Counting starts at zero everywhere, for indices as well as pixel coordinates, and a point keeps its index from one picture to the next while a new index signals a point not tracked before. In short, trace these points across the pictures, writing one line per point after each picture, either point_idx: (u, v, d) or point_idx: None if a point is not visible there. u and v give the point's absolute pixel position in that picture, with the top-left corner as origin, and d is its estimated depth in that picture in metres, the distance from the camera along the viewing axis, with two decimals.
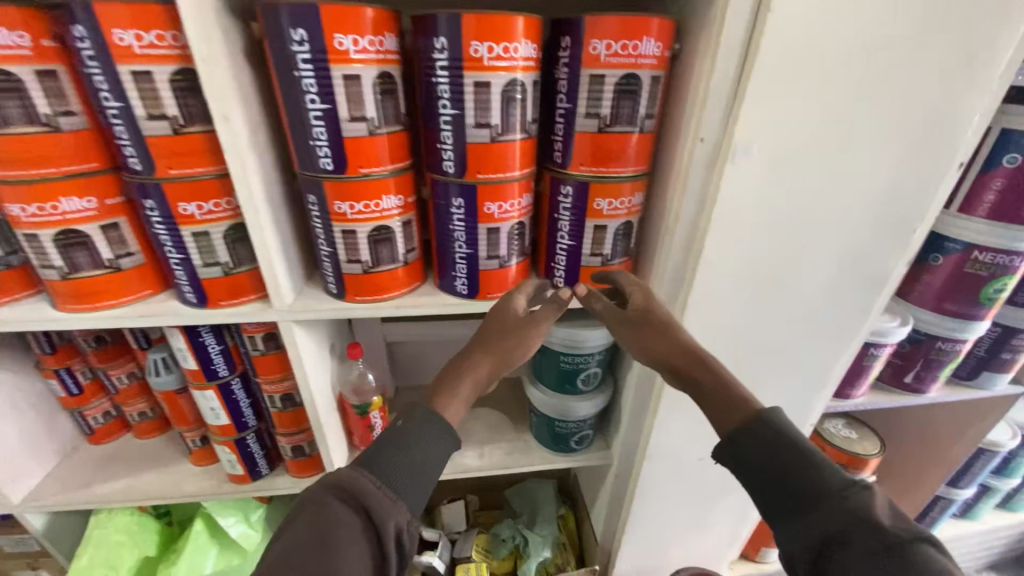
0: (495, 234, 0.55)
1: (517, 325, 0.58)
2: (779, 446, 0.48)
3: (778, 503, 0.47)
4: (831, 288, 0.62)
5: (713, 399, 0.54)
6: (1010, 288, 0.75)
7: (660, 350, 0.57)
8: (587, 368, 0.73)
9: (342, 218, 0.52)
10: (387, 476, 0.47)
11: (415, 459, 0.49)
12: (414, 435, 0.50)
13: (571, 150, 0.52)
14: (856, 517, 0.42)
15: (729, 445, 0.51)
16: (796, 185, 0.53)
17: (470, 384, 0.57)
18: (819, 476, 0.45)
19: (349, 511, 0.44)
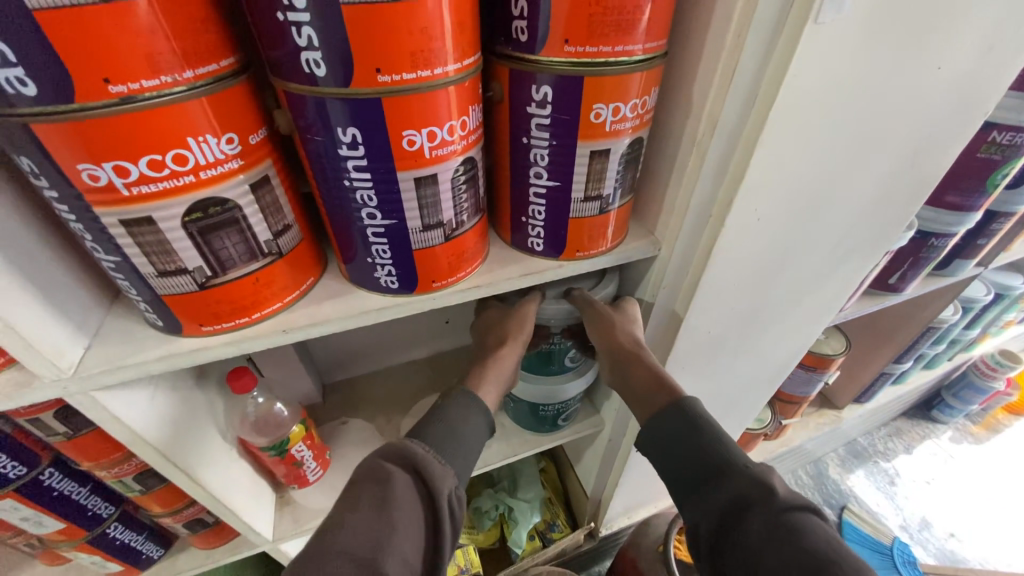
0: (431, 185, 0.31)
1: (502, 317, 0.53)
2: (688, 426, 0.44)
3: (683, 480, 0.43)
4: (875, 203, 0.48)
5: (636, 386, 0.49)
6: (1012, 173, 0.65)
7: (605, 346, 0.50)
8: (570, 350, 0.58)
9: (113, 197, 0.25)
10: (435, 443, 0.43)
11: (458, 431, 0.46)
12: (452, 408, 0.47)
13: (542, 16, 0.29)
14: (755, 490, 0.39)
15: (645, 430, 0.46)
16: (883, 54, 0.34)
17: (498, 369, 0.52)
18: (725, 450, 0.42)
19: (402, 472, 0.40)
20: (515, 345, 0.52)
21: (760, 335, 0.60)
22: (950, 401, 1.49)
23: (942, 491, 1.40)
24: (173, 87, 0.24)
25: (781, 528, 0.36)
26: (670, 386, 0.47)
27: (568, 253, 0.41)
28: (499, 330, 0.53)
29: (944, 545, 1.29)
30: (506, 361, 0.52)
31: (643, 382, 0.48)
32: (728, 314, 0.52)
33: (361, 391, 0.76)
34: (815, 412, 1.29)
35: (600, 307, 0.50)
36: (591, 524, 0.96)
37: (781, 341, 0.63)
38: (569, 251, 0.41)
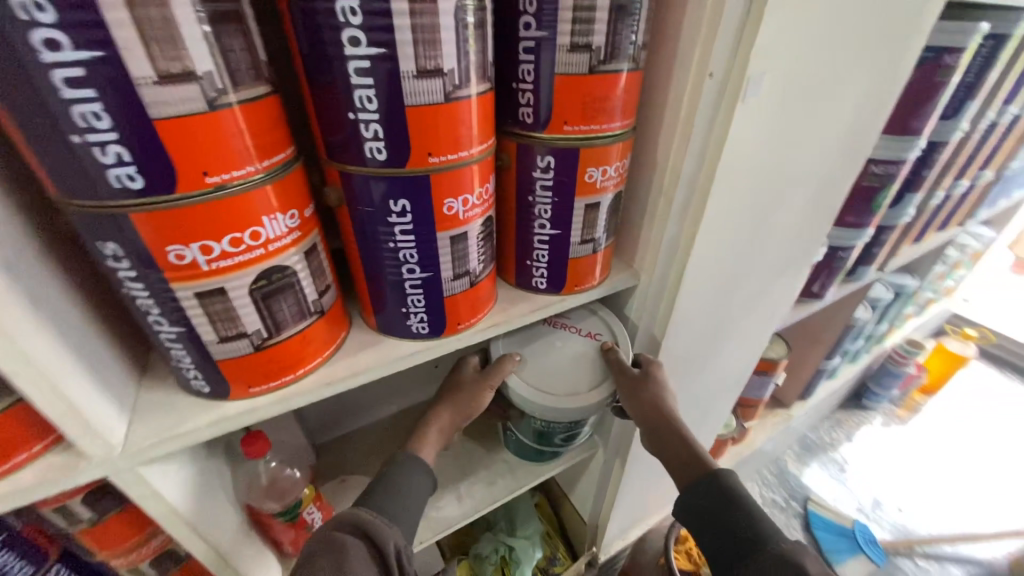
0: (462, 242, 0.37)
1: (472, 382, 0.55)
2: (716, 495, 0.50)
3: (722, 552, 0.48)
4: (797, 227, 0.59)
5: (670, 453, 0.55)
6: (889, 195, 0.82)
7: (634, 407, 0.54)
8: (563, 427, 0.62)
9: (194, 273, 0.28)
10: (379, 508, 0.45)
11: (401, 494, 0.48)
12: (397, 472, 0.49)
13: (546, 104, 0.36)
14: (780, 566, 0.43)
15: (681, 504, 0.52)
16: (792, 119, 0.45)
17: (435, 435, 0.54)
18: (753, 523, 0.47)
19: (354, 539, 0.42)
20: (455, 409, 0.55)
21: (725, 345, 0.69)
22: (875, 390, 1.70)
23: (884, 472, 1.56)
24: (255, 175, 0.28)
25: None
26: (701, 458, 0.53)
27: (567, 289, 0.47)
28: (461, 398, 0.55)
29: (895, 520, 1.42)
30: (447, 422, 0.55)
31: (676, 449, 0.54)
32: (698, 329, 0.61)
33: (355, 447, 0.75)
34: (769, 414, 1.42)
35: (631, 373, 0.54)
36: (591, 552, 0.98)
37: (741, 349, 0.73)
38: (568, 286, 0.47)
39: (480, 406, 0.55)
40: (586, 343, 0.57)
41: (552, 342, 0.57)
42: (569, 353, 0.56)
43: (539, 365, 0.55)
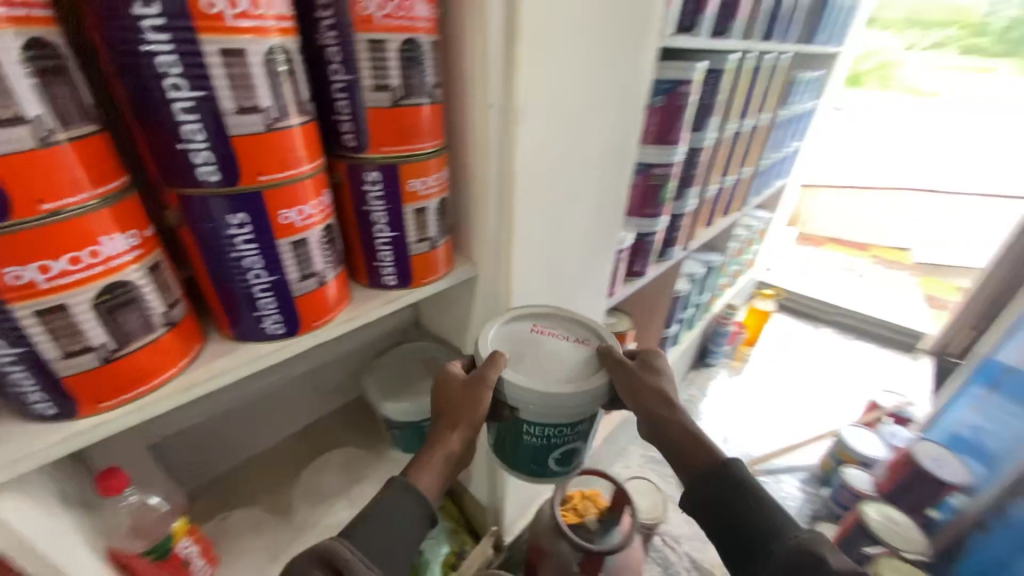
0: (304, 247, 0.43)
1: (465, 391, 0.55)
2: (730, 488, 0.55)
3: (736, 545, 0.54)
4: (591, 215, 0.79)
5: (676, 447, 0.60)
6: (671, 189, 1.08)
7: (633, 396, 0.59)
8: (562, 446, 0.59)
9: (30, 292, 0.31)
10: (363, 543, 0.45)
11: (390, 527, 0.47)
12: (387, 501, 0.49)
13: (364, 131, 0.45)
14: (800, 559, 0.49)
15: (690, 496, 0.58)
16: (564, 137, 0.63)
17: (443, 457, 0.54)
18: (759, 529, 0.52)
19: (328, 573, 0.42)
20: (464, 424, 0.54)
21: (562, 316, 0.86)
22: (712, 348, 2.10)
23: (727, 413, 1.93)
24: (89, 201, 0.32)
25: None
26: (708, 452, 0.58)
27: (415, 282, 0.56)
28: (462, 410, 0.55)
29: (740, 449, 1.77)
30: (454, 446, 0.54)
31: (682, 441, 0.60)
32: (535, 303, 0.76)
33: (238, 483, 0.74)
34: None
35: (626, 366, 0.59)
36: (496, 534, 1.06)
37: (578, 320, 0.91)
38: (416, 279, 0.56)
39: (480, 415, 0.55)
40: (574, 347, 0.61)
41: (537, 340, 0.61)
42: (557, 351, 0.60)
43: (534, 367, 0.57)
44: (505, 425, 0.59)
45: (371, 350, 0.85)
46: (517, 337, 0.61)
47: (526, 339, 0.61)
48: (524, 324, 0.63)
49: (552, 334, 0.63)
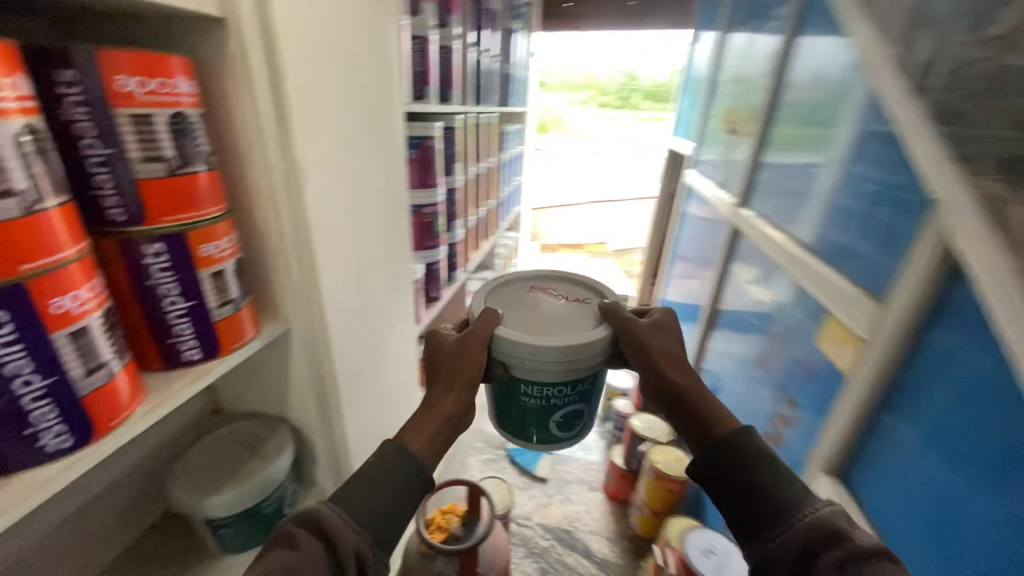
0: (87, 336, 0.38)
1: (460, 349, 0.64)
2: (743, 460, 0.60)
3: (745, 514, 0.58)
4: (385, 253, 0.89)
5: (688, 417, 0.66)
6: (441, 223, 1.27)
7: (632, 351, 0.68)
8: (557, 406, 0.69)
9: None
10: (350, 508, 0.53)
11: (379, 489, 0.55)
12: (375, 467, 0.56)
13: (137, 203, 0.44)
14: (819, 532, 0.52)
15: (698, 466, 0.63)
16: (346, 190, 0.71)
17: (437, 421, 0.61)
18: (769, 488, 0.57)
19: (316, 534, 0.50)
20: (461, 378, 0.63)
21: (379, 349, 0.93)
22: None
23: None
24: None
25: (847, 566, 0.48)
26: (724, 425, 0.64)
27: (224, 349, 0.55)
28: (459, 366, 0.63)
29: None
30: (448, 408, 0.62)
31: (696, 411, 0.66)
32: (354, 342, 0.80)
33: None
34: None
35: (628, 323, 0.68)
36: None
37: (392, 349, 0.99)
38: (224, 347, 0.55)
39: (475, 372, 0.64)
40: (569, 305, 0.73)
41: (530, 300, 0.73)
42: (550, 308, 0.71)
43: (523, 327, 0.67)
44: (502, 382, 0.69)
45: (169, 452, 0.75)
46: (513, 299, 0.73)
47: (519, 301, 0.73)
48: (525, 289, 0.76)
49: (553, 292, 0.75)
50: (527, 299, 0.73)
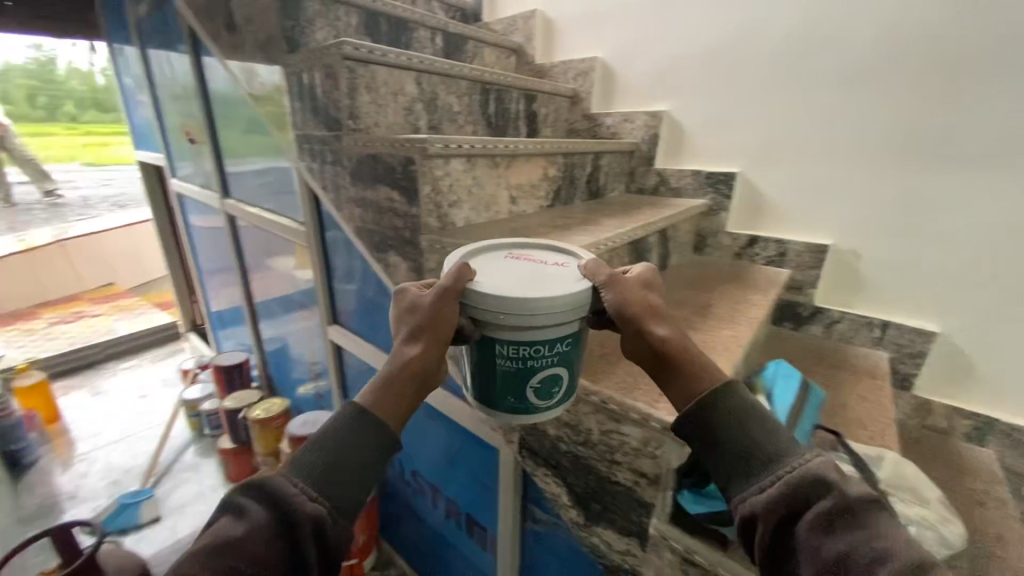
0: None
1: (431, 306, 0.55)
2: (730, 415, 0.51)
3: (731, 466, 0.49)
4: None
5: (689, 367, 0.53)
6: None
7: (624, 306, 0.55)
8: (532, 371, 0.58)
9: None
10: (307, 475, 0.48)
11: (336, 453, 0.51)
12: (336, 430, 0.53)
13: None
14: (812, 486, 0.44)
15: (691, 420, 0.52)
16: None
17: (398, 391, 0.55)
18: (756, 445, 0.48)
19: (267, 510, 0.45)
20: (426, 335, 0.56)
21: None
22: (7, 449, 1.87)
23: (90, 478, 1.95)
24: None
25: (840, 522, 0.41)
26: (719, 382, 0.53)
27: None
28: (423, 324, 0.56)
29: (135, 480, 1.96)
30: (415, 367, 0.56)
31: (701, 366, 0.54)
32: None
33: None
34: None
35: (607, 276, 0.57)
36: None
37: None
38: None
39: (443, 329, 0.55)
40: (553, 266, 0.63)
41: (508, 260, 0.64)
42: (521, 269, 0.61)
43: (490, 281, 0.57)
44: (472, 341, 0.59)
45: None
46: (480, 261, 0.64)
47: (488, 261, 0.63)
48: (501, 250, 0.68)
49: (525, 256, 0.66)
50: (502, 261, 0.64)
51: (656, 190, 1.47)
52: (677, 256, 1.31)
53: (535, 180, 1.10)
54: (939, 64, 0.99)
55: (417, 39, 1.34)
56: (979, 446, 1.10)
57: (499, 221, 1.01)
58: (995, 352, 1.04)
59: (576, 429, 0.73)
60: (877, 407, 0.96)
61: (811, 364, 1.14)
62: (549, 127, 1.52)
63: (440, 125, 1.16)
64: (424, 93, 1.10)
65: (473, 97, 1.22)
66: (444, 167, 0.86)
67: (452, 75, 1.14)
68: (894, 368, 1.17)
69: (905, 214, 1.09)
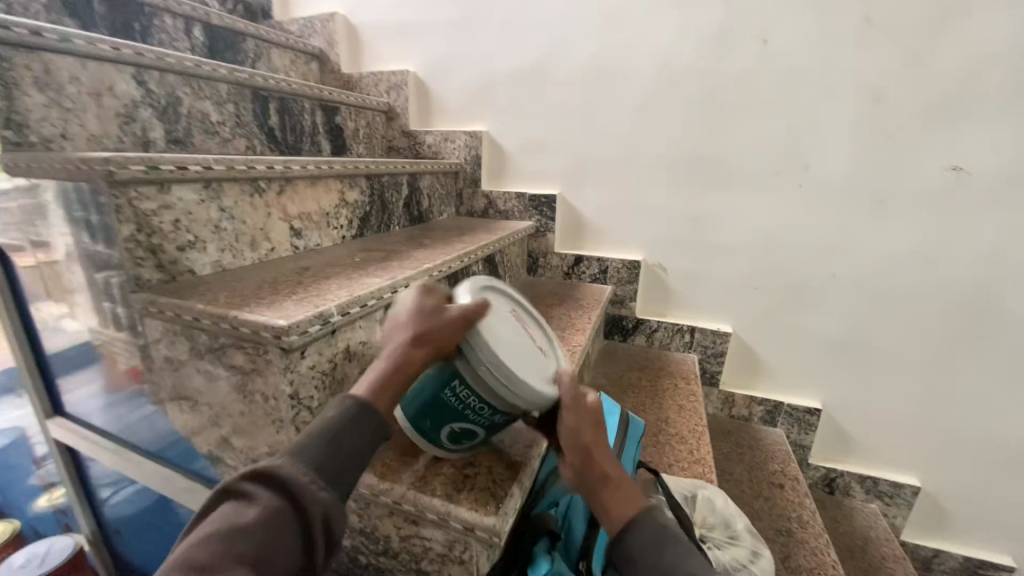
0: None
1: (449, 327, 0.49)
2: (652, 539, 0.47)
3: None
4: None
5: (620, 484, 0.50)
6: None
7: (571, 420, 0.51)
8: (466, 421, 0.51)
9: None
10: (315, 464, 0.42)
11: (343, 443, 0.45)
12: (345, 419, 0.46)
13: None
14: None
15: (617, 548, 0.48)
16: None
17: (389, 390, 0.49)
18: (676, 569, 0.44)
19: (277, 500, 0.39)
20: (426, 344, 0.49)
21: None
22: None
23: None
24: None
25: None
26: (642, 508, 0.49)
27: None
28: (432, 330, 0.49)
29: None
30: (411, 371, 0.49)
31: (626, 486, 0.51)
32: None
33: None
34: None
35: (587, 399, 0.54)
36: None
37: None
38: None
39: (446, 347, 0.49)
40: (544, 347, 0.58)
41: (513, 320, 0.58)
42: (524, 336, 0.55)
43: (505, 341, 0.51)
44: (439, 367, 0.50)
45: None
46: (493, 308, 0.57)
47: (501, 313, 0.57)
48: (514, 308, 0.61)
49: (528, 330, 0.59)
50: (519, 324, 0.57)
51: (486, 212, 1.40)
52: (510, 282, 1.25)
53: (327, 207, 0.90)
54: (713, 95, 1.12)
55: (161, 30, 1.03)
56: (768, 426, 1.27)
57: (273, 263, 0.78)
58: (768, 342, 1.22)
59: (373, 538, 0.55)
60: (691, 415, 1.01)
61: (638, 376, 1.17)
62: (362, 144, 1.34)
63: (189, 139, 0.88)
64: (155, 97, 0.81)
65: (243, 106, 0.97)
66: (159, 197, 0.61)
67: (201, 75, 0.87)
68: (703, 368, 1.29)
69: (695, 232, 1.21)
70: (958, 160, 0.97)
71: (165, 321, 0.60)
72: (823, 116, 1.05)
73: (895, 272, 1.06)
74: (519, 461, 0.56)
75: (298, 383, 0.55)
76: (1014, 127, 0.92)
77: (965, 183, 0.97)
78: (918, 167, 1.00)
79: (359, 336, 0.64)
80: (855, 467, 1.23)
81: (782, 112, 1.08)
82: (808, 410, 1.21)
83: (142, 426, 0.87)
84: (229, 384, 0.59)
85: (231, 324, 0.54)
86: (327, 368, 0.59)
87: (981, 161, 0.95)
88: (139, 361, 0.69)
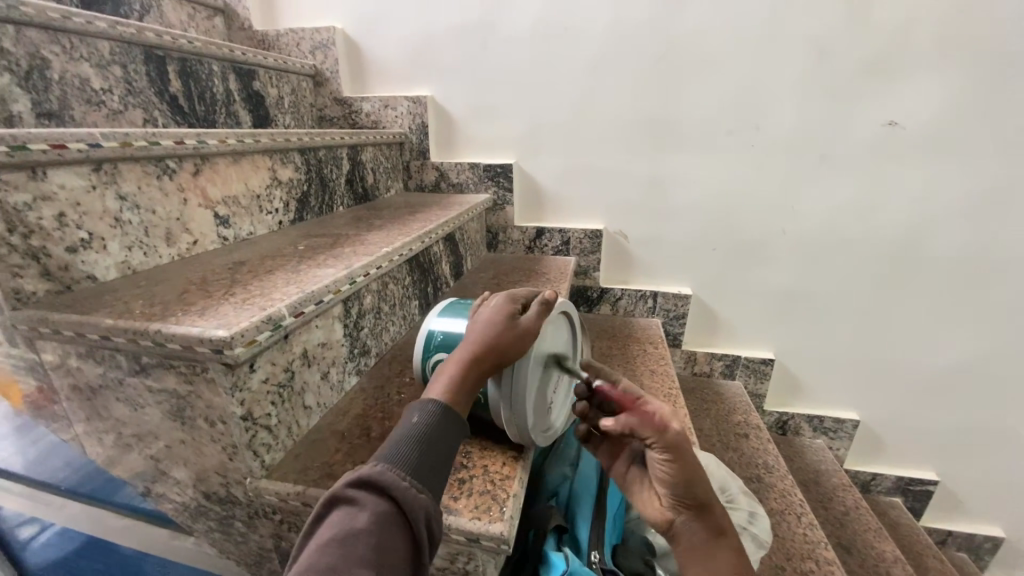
0: None
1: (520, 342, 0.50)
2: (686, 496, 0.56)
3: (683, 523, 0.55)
4: None
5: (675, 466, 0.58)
6: None
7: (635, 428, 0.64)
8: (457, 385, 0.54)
9: None
10: (412, 468, 0.40)
11: (435, 445, 0.43)
12: (433, 422, 0.44)
13: None
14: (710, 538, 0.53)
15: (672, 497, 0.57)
16: None
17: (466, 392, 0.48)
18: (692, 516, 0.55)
19: (386, 505, 0.37)
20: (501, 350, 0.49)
21: None
22: None
23: None
24: None
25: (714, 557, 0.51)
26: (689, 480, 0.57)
27: None
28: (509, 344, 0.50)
29: None
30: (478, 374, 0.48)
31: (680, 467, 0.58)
32: None
33: None
34: None
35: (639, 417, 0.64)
36: None
37: None
38: None
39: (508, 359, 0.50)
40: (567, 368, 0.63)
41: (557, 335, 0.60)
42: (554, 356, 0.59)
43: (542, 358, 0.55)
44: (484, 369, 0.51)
45: None
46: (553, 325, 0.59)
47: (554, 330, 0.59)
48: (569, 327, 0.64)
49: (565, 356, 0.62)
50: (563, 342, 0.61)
51: (437, 185, 1.30)
52: (472, 261, 1.19)
53: (256, 188, 0.77)
54: (671, 52, 1.09)
55: None
56: (727, 379, 1.34)
57: (197, 260, 0.66)
58: (726, 301, 1.26)
59: None
60: (663, 379, 1.04)
61: (609, 345, 1.17)
62: (288, 115, 1.17)
63: (67, 112, 0.70)
64: (13, 59, 0.63)
65: (134, 69, 0.79)
66: (31, 186, 0.47)
67: (71, 30, 0.69)
68: (667, 331, 1.32)
69: (655, 197, 1.20)
70: (894, 116, 1.02)
71: (65, 342, 0.49)
72: (775, 73, 1.05)
73: (839, 226, 1.12)
74: (515, 452, 0.55)
75: (251, 402, 0.48)
76: (943, 82, 0.98)
77: (901, 137, 1.03)
78: (861, 123, 1.04)
79: (315, 338, 0.56)
80: (804, 409, 1.32)
81: (738, 70, 1.07)
82: (763, 361, 1.28)
83: (43, 459, 0.74)
84: (162, 411, 0.50)
85: (155, 341, 0.44)
86: (283, 377, 0.51)
87: (914, 117, 1.01)
88: (36, 394, 0.56)
